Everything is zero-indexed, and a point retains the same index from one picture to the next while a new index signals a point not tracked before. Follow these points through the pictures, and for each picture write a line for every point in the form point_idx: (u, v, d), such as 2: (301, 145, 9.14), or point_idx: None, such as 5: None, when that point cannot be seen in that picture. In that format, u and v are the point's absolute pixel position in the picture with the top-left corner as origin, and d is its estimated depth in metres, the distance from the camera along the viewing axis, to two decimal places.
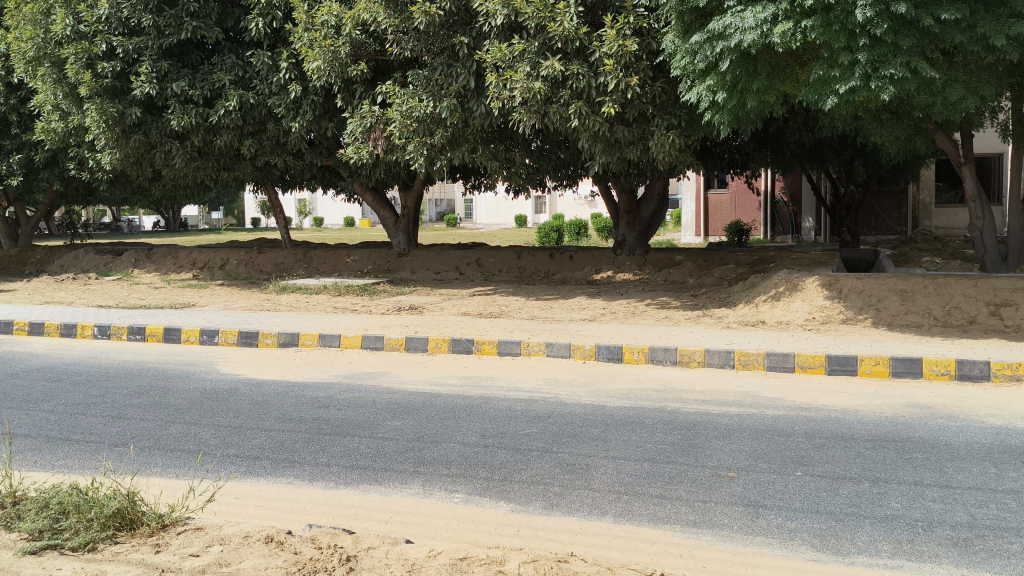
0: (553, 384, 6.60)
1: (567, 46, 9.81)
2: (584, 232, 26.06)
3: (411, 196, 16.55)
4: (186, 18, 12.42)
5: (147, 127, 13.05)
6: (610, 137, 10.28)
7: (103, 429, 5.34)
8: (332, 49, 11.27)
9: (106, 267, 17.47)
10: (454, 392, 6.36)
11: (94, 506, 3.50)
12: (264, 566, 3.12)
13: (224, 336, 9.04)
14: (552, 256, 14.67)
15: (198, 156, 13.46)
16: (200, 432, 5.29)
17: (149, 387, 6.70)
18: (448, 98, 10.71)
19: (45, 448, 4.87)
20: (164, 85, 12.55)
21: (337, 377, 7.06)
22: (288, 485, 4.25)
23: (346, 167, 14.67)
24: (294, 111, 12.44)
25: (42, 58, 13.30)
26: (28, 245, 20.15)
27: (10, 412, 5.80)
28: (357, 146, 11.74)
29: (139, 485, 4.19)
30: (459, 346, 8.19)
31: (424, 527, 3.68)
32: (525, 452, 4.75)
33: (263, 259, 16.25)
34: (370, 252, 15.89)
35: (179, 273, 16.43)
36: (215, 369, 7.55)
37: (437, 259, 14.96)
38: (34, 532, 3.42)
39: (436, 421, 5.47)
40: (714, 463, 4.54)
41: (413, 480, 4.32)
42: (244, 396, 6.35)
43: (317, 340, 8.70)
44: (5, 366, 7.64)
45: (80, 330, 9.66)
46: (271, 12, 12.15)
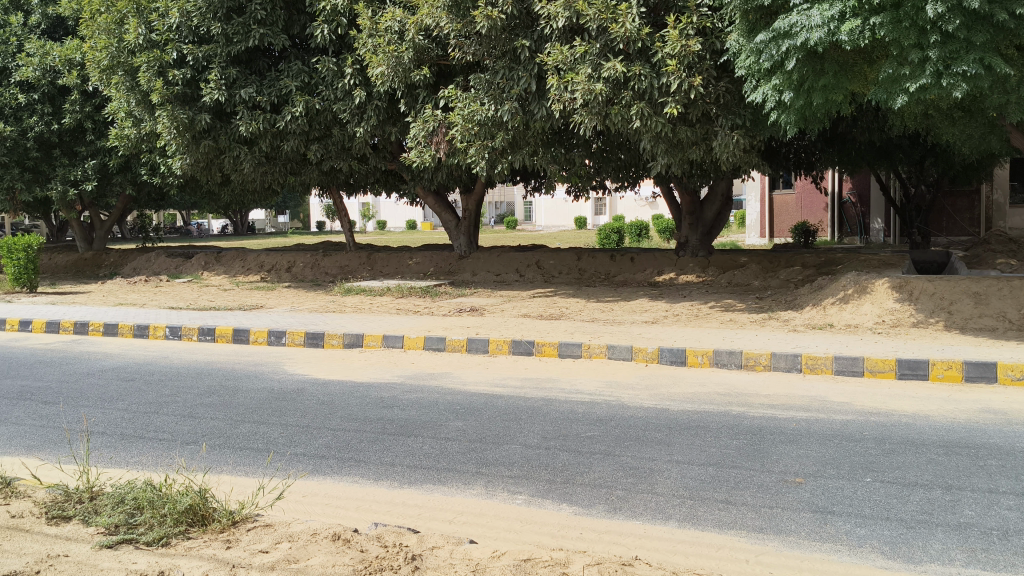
0: (615, 387, 6.57)
1: (629, 46, 9.76)
2: (646, 233, 25.89)
3: (473, 198, 16.66)
4: (253, 26, 12.64)
5: (216, 133, 13.36)
6: (672, 138, 10.20)
7: (176, 427, 5.48)
8: (396, 55, 11.40)
9: (177, 269, 17.92)
10: (515, 394, 6.38)
11: (168, 502, 3.60)
12: (331, 563, 3.16)
13: (291, 337, 9.20)
14: (614, 258, 14.62)
15: (266, 161, 13.75)
16: (268, 430, 5.40)
17: (220, 386, 6.85)
18: (509, 101, 10.75)
19: (120, 446, 5.02)
20: (233, 92, 12.82)
21: (400, 377, 7.14)
22: (354, 484, 4.31)
23: (408, 170, 14.84)
24: (359, 116, 12.65)
25: (116, 66, 13.71)
26: (103, 248, 20.80)
27: (87, 410, 5.98)
28: (420, 150, 11.90)
29: (211, 482, 4.30)
30: (520, 347, 8.21)
31: (488, 528, 3.70)
32: (588, 454, 4.74)
33: (328, 261, 16.47)
34: (432, 255, 16.02)
35: (248, 275, 16.77)
36: (282, 369, 7.69)
37: (497, 261, 15.03)
38: (111, 526, 3.53)
39: (498, 422, 5.50)
40: (780, 468, 4.48)
41: (476, 480, 4.35)
42: (312, 395, 6.46)
43: (380, 341, 8.83)
44: (82, 365, 7.89)
45: (153, 331, 9.93)
46: (336, 19, 12.32)
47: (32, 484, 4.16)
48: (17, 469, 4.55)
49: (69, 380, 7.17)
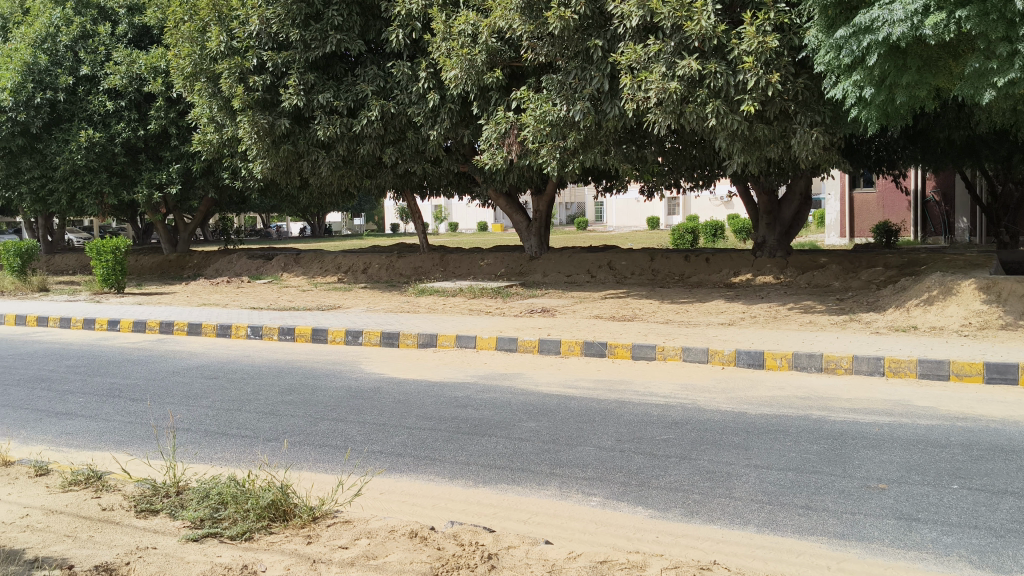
0: (690, 390, 6.50)
1: (705, 44, 9.65)
2: (721, 234, 25.55)
3: (544, 199, 16.69)
4: (330, 32, 12.84)
5: (295, 138, 13.68)
6: (749, 135, 10.03)
7: (257, 424, 5.61)
8: (469, 58, 11.49)
9: (257, 271, 18.36)
10: (589, 396, 6.36)
11: (251, 497, 3.69)
12: (409, 560, 3.19)
13: (368, 336, 9.34)
14: (688, 259, 14.45)
15: (343, 165, 14.02)
16: (346, 428, 5.49)
17: (299, 385, 7.00)
18: (581, 101, 10.71)
19: (205, 442, 5.17)
20: (311, 97, 13.08)
21: (474, 378, 7.18)
22: (430, 482, 4.35)
23: (480, 172, 14.93)
24: (433, 119, 12.79)
25: (199, 73, 14.11)
26: (186, 249, 21.44)
27: (173, 407, 6.17)
28: (492, 152, 11.98)
29: (292, 478, 4.40)
30: (593, 349, 8.18)
31: (563, 529, 3.70)
32: (663, 457, 4.70)
33: (402, 263, 16.65)
34: (503, 256, 16.06)
35: (325, 277, 17.08)
36: (359, 368, 7.81)
37: (569, 262, 15.01)
38: (196, 521, 3.64)
39: (573, 424, 5.49)
40: (863, 473, 4.37)
41: (551, 481, 4.35)
42: (387, 394, 6.55)
43: (454, 341, 8.89)
44: (168, 364, 8.15)
45: (235, 330, 10.19)
46: (411, 23, 12.44)
47: (122, 478, 4.31)
48: (108, 463, 4.72)
49: (155, 377, 7.41)
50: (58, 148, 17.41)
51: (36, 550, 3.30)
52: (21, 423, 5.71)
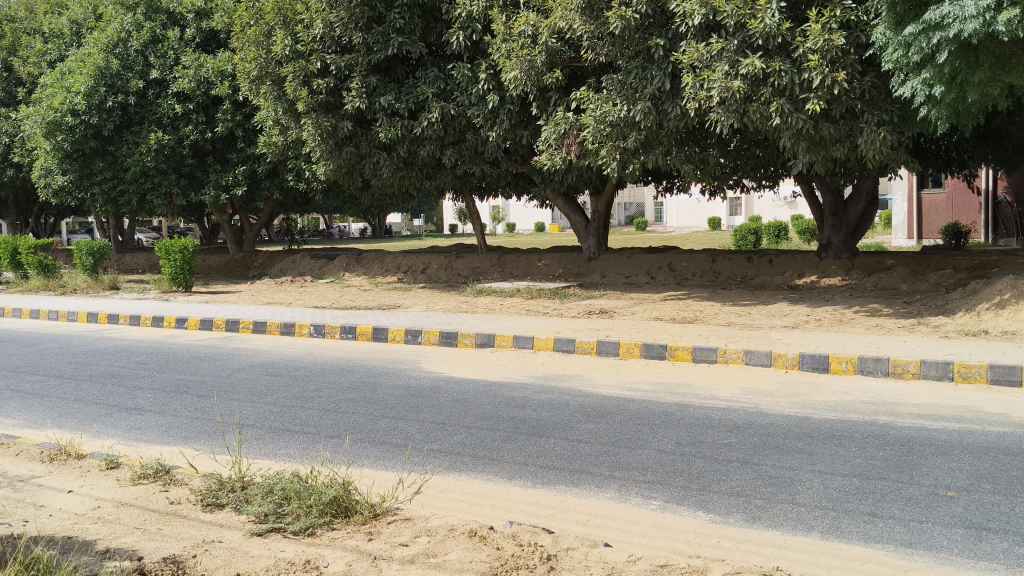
0: (752, 394, 6.41)
1: (769, 42, 9.51)
2: (784, 235, 25.18)
3: (603, 199, 16.63)
4: (392, 35, 12.97)
5: (357, 140, 13.90)
6: (814, 134, 9.86)
7: (320, 421, 5.70)
8: (529, 58, 11.50)
9: (320, 271, 18.63)
10: (648, 398, 6.31)
11: (314, 493, 3.75)
12: (469, 559, 3.21)
13: (427, 336, 9.41)
14: (751, 261, 14.24)
15: (403, 166, 14.18)
16: (405, 426, 5.54)
17: (360, 383, 7.09)
18: (642, 101, 10.64)
19: (269, 438, 5.27)
20: (373, 100, 13.24)
21: (533, 379, 7.18)
22: (489, 482, 4.37)
23: (539, 173, 14.91)
24: (492, 120, 12.80)
25: (265, 76, 14.37)
26: (252, 249, 21.86)
27: (238, 403, 6.29)
28: (551, 153, 11.98)
29: (353, 475, 4.45)
30: (652, 351, 8.11)
31: (622, 532, 3.68)
32: (725, 462, 4.65)
33: (460, 263, 16.72)
34: (561, 257, 16.03)
35: (385, 277, 17.24)
36: (419, 367, 7.87)
37: (628, 264, 14.93)
38: (260, 515, 3.70)
39: (632, 426, 5.45)
40: (931, 481, 4.26)
41: (610, 483, 4.33)
42: (447, 393, 6.59)
43: (511, 341, 8.91)
44: (233, 361, 8.32)
45: (298, 329, 10.35)
46: (471, 25, 12.49)
47: (189, 472, 4.41)
48: (176, 457, 4.84)
49: (221, 374, 7.57)
50: (129, 150, 17.92)
51: (107, 541, 3.39)
52: (93, 417, 5.88)
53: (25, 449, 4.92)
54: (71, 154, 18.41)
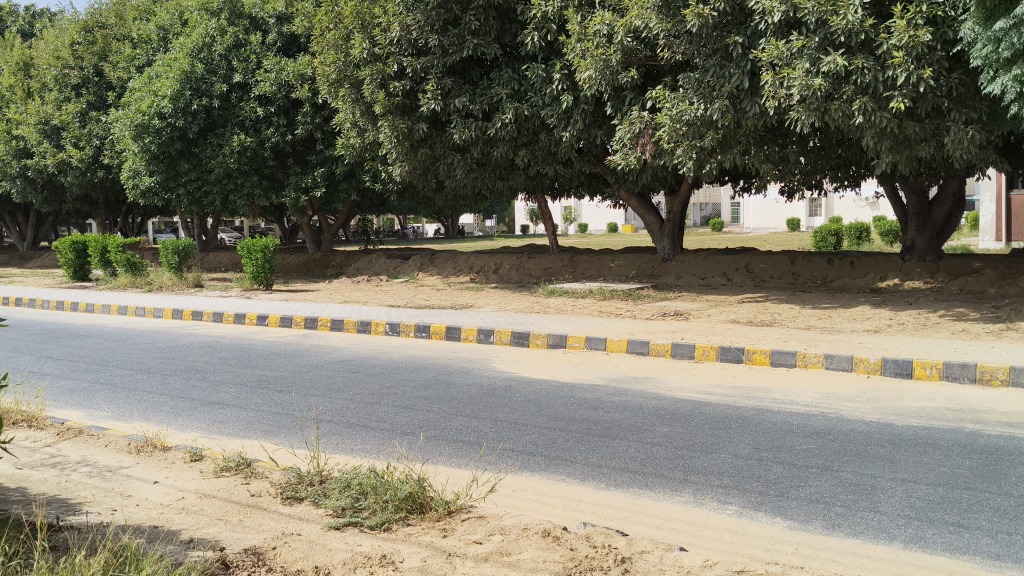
0: (832, 399, 6.27)
1: (851, 40, 9.29)
2: (866, 237, 24.57)
3: (678, 199, 16.48)
4: (468, 36, 13.06)
5: (432, 141, 14.08)
6: (898, 134, 9.63)
7: (395, 418, 5.77)
8: (604, 58, 11.44)
9: (395, 271, 18.87)
10: (724, 402, 6.23)
11: (390, 489, 3.81)
12: (543, 559, 3.21)
13: (499, 336, 9.45)
14: (831, 263, 13.92)
15: (477, 167, 14.31)
16: (479, 424, 5.58)
17: (434, 381, 7.16)
18: (720, 100, 10.51)
19: (346, 433, 5.36)
20: (448, 101, 13.37)
21: (606, 380, 7.14)
22: (563, 482, 4.37)
23: (613, 173, 14.83)
24: (566, 120, 12.76)
25: (343, 80, 14.63)
26: (329, 249, 22.27)
27: (315, 399, 6.42)
28: (625, 153, 11.91)
29: (428, 472, 4.50)
30: (728, 355, 7.99)
31: (698, 537, 3.64)
32: (803, 468, 4.56)
33: (532, 263, 16.73)
34: (635, 257, 15.91)
35: (458, 277, 17.38)
36: (491, 366, 7.91)
37: (704, 265, 14.74)
38: (338, 509, 3.77)
39: (707, 430, 5.39)
40: (1020, 492, 4.10)
41: (684, 487, 4.29)
42: (519, 393, 6.61)
43: (584, 342, 8.89)
44: (311, 358, 8.48)
45: (374, 327, 10.51)
46: (546, 25, 12.49)
47: (270, 466, 4.52)
48: (257, 451, 4.96)
49: (300, 371, 7.73)
50: (213, 152, 18.42)
51: (190, 532, 3.49)
52: (178, 411, 6.06)
53: (115, 440, 5.09)
54: (157, 156, 19.02)
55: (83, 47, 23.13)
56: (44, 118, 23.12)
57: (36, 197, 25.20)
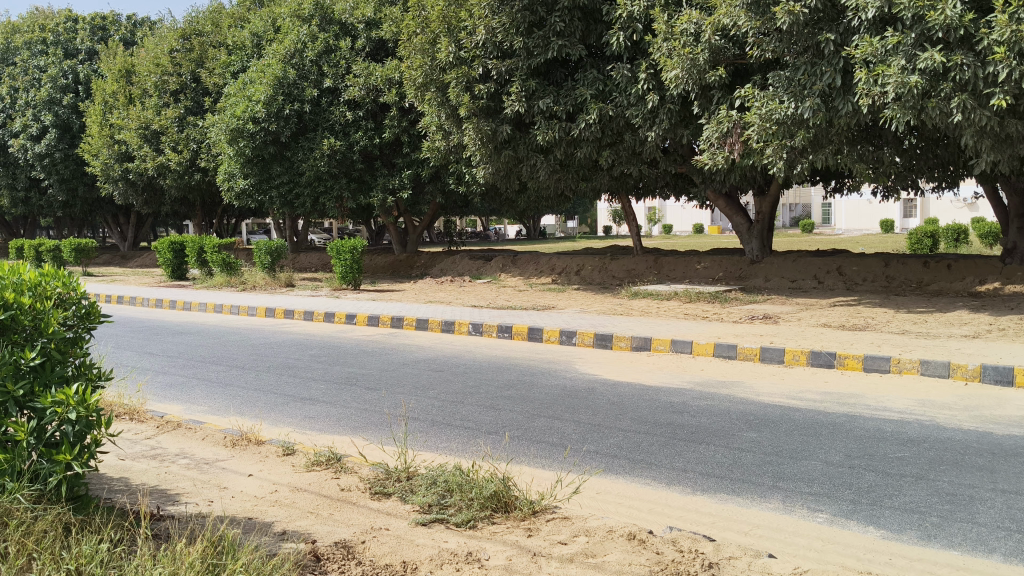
0: (928, 406, 6.08)
1: (949, 35, 8.98)
2: (964, 239, 23.69)
3: (767, 200, 16.20)
4: (553, 38, 13.05)
5: (516, 143, 14.16)
6: (999, 132, 9.30)
7: (479, 417, 5.83)
8: (691, 57, 11.31)
9: (478, 271, 19.01)
10: (814, 408, 6.10)
11: (476, 487, 3.84)
12: (629, 562, 3.20)
13: (582, 337, 9.43)
14: (927, 265, 13.48)
15: (560, 169, 14.34)
16: (562, 426, 5.59)
17: (517, 381, 7.20)
18: (811, 98, 10.27)
19: (431, 431, 5.44)
20: (532, 103, 13.41)
21: (691, 384, 7.06)
22: (647, 486, 4.35)
23: (699, 173, 14.66)
24: (651, 120, 12.64)
25: (429, 84, 14.83)
26: (414, 250, 22.58)
27: (400, 397, 6.53)
28: (713, 152, 11.74)
29: (512, 471, 4.54)
30: (819, 359, 7.82)
31: (787, 544, 3.58)
32: (897, 476, 4.43)
33: (616, 265, 16.65)
34: (721, 259, 15.66)
35: (541, 278, 17.41)
36: (574, 368, 7.91)
37: (793, 267, 14.43)
38: (425, 506, 3.83)
39: (796, 436, 5.29)
40: None
41: (773, 494, 4.21)
42: (603, 395, 6.59)
43: (669, 345, 8.81)
44: (397, 357, 8.62)
45: (458, 327, 10.61)
46: (632, 25, 12.40)
47: (358, 462, 4.62)
48: (346, 446, 5.07)
49: (386, 369, 7.87)
50: (304, 156, 18.90)
51: (283, 524, 3.59)
52: (270, 407, 6.23)
53: (211, 434, 5.28)
54: (251, 160, 19.61)
55: (181, 55, 23.99)
56: (145, 123, 24.02)
57: (137, 199, 26.22)
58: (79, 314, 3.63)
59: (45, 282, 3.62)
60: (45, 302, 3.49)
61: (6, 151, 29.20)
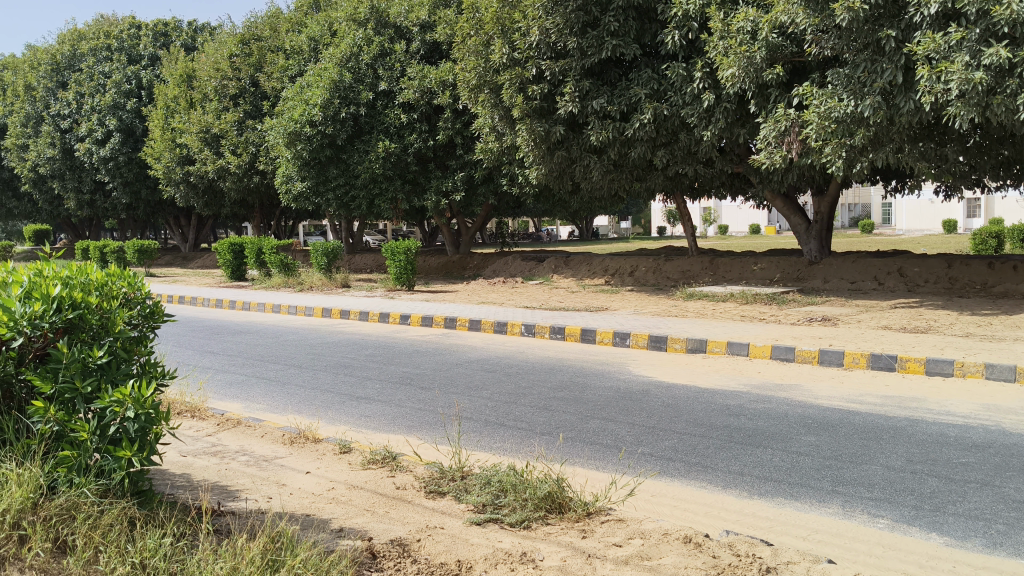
0: (994, 411, 5.92)
1: (1015, 30, 8.76)
2: None
3: (826, 200, 15.95)
4: (607, 37, 13.00)
5: (569, 144, 14.15)
6: None
7: (532, 418, 5.83)
8: (748, 55, 11.20)
9: (531, 272, 19.01)
10: (875, 412, 5.97)
11: (529, 488, 3.85)
12: (684, 565, 3.18)
13: (635, 339, 9.38)
14: (992, 267, 13.12)
15: (614, 169, 14.28)
16: (616, 428, 5.56)
17: (571, 383, 7.18)
18: (871, 96, 10.08)
19: (484, 431, 5.46)
20: (586, 103, 13.38)
21: (747, 386, 6.98)
22: (703, 489, 4.31)
23: (756, 172, 14.49)
24: (707, 119, 12.52)
25: (483, 85, 14.89)
26: (468, 251, 22.67)
27: (454, 397, 6.56)
28: (770, 151, 11.58)
29: (566, 472, 4.54)
30: (880, 362, 7.67)
31: (846, 549, 3.51)
32: (960, 482, 4.33)
33: (671, 266, 16.52)
34: (779, 260, 15.43)
35: (594, 279, 17.34)
36: (628, 370, 7.87)
37: (852, 268, 14.16)
38: (479, 505, 3.85)
39: (856, 440, 5.19)
40: None
41: (832, 498, 4.15)
42: (657, 397, 6.55)
43: (725, 348, 8.71)
44: (450, 357, 8.67)
45: (510, 328, 10.63)
46: (688, 24, 12.30)
47: (413, 460, 4.65)
48: (401, 445, 5.11)
49: (440, 368, 7.92)
50: (359, 158, 19.13)
51: (340, 521, 3.64)
52: (327, 405, 6.32)
53: (270, 432, 5.36)
54: (308, 163, 19.88)
55: (240, 59, 24.43)
56: (205, 127, 24.49)
57: (198, 201, 26.74)
58: (144, 313, 3.73)
59: (112, 282, 3.74)
60: (111, 302, 3.60)
61: (72, 155, 30.02)
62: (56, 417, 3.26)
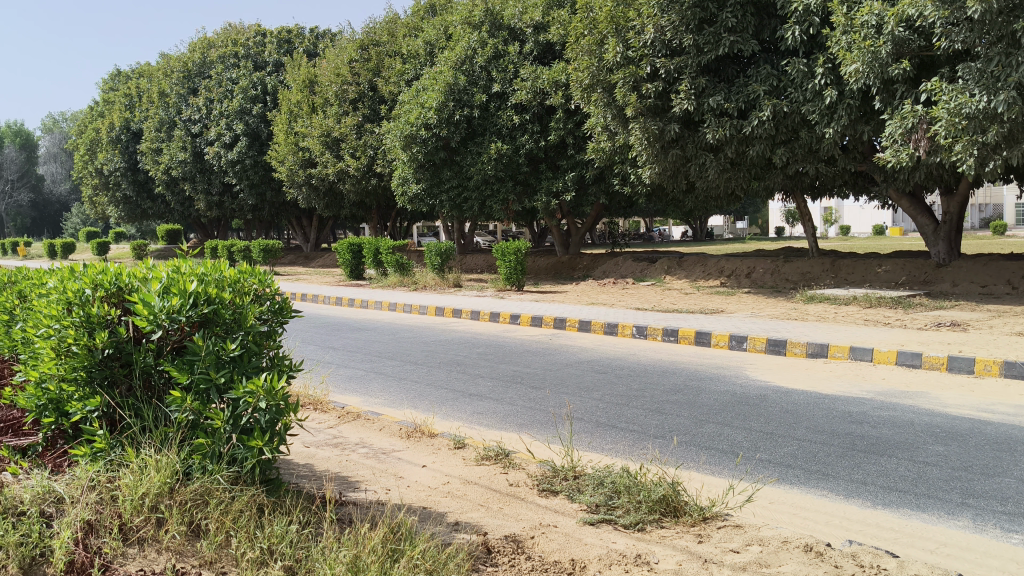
0: None
1: None
2: None
3: (955, 200, 15.24)
4: (724, 34, 12.79)
5: (684, 142, 13.96)
6: None
7: (647, 420, 5.79)
8: (872, 50, 10.80)
9: (643, 273, 18.86)
10: (1009, 422, 5.67)
11: (644, 490, 3.83)
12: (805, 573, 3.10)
13: (753, 342, 9.19)
14: None
15: (731, 167, 14.02)
16: (732, 432, 5.46)
17: (685, 386, 7.09)
18: (1005, 91, 9.60)
19: (596, 432, 5.45)
20: (702, 101, 13.18)
21: (870, 393, 6.75)
22: (824, 498, 4.19)
23: (881, 171, 13.96)
24: (829, 116, 12.14)
25: (596, 84, 14.84)
26: (578, 252, 22.67)
27: (567, 397, 6.57)
28: (895, 149, 11.12)
29: (682, 476, 4.49)
30: (1014, 370, 7.27)
31: (977, 565, 3.35)
32: None
33: (789, 268, 16.13)
34: (905, 262, 14.83)
35: (708, 280, 17.06)
36: (744, 374, 7.71)
37: (984, 271, 13.46)
38: (592, 505, 3.85)
39: (988, 451, 4.95)
40: None
41: (962, 511, 3.97)
42: (776, 402, 6.40)
43: (847, 352, 8.42)
44: (562, 357, 8.69)
45: (622, 329, 10.57)
46: (809, 19, 11.96)
47: (527, 458, 4.69)
48: (515, 443, 5.15)
49: (551, 368, 7.96)
50: (472, 160, 19.47)
51: (455, 515, 3.70)
52: (442, 401, 6.43)
53: (388, 425, 5.50)
54: (423, 164, 20.29)
55: (360, 64, 25.13)
56: (326, 130, 25.25)
57: (318, 202, 27.58)
58: (273, 309, 3.88)
59: (244, 279, 3.90)
60: (243, 297, 3.76)
61: (202, 158, 31.43)
62: (192, 406, 3.45)
